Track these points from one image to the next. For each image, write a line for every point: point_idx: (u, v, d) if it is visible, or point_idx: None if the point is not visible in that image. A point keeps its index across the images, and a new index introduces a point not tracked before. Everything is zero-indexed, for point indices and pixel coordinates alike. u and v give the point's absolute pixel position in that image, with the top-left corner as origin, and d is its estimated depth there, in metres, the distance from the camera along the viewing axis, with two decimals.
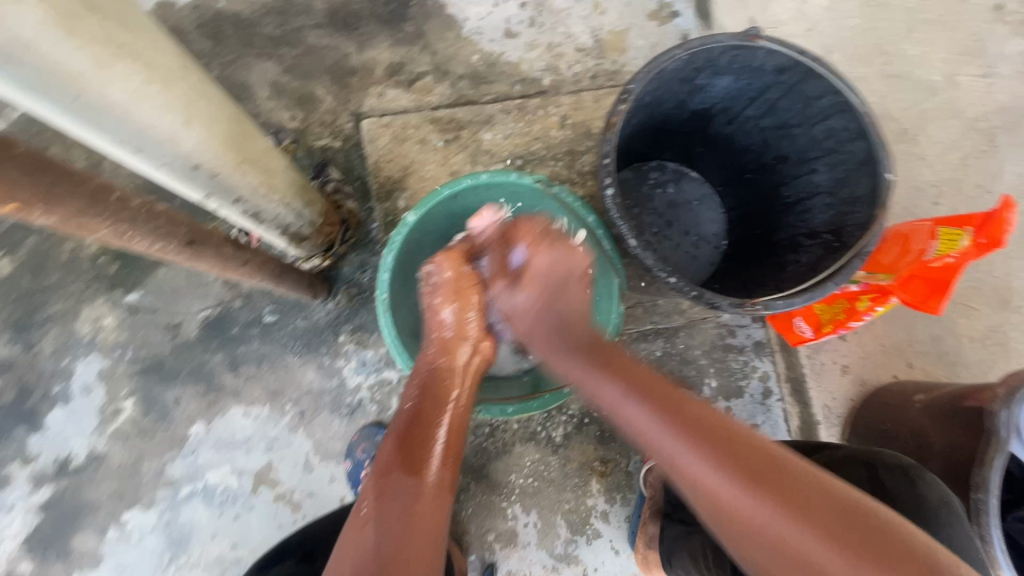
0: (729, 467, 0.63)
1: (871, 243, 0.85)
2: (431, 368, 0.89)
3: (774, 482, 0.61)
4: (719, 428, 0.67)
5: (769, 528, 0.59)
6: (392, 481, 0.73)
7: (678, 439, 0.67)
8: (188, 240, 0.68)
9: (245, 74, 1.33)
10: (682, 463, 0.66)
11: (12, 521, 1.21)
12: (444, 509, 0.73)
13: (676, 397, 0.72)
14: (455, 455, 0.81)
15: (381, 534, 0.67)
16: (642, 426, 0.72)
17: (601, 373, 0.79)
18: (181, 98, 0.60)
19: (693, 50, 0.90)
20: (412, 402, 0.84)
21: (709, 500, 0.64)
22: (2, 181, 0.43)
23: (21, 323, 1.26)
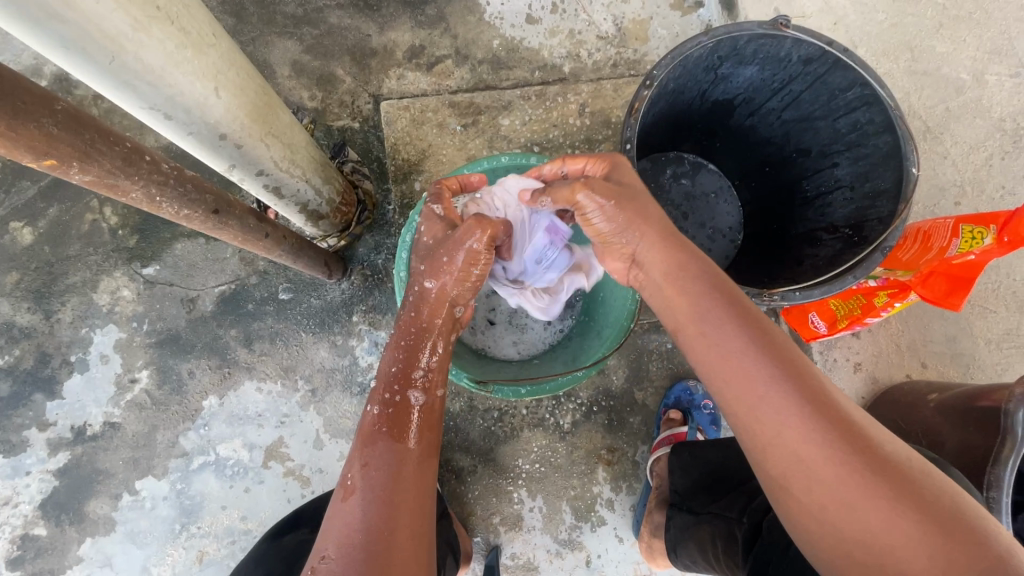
0: (819, 419, 0.56)
1: (892, 237, 0.84)
2: (420, 324, 0.78)
3: (861, 446, 0.55)
4: (810, 379, 0.59)
5: (845, 495, 0.54)
6: (378, 449, 0.67)
7: (771, 379, 0.59)
8: (213, 209, 0.70)
9: (266, 52, 1.33)
10: (760, 411, 0.59)
11: (28, 485, 1.23)
12: (429, 474, 0.68)
13: (768, 333, 0.62)
14: (438, 417, 0.75)
15: (366, 504, 0.62)
16: (722, 360, 0.62)
17: (681, 287, 0.68)
18: (212, 65, 0.61)
19: (719, 38, 0.89)
20: (398, 364, 0.75)
21: (781, 457, 0.57)
22: (42, 136, 0.45)
23: (41, 292, 1.28)
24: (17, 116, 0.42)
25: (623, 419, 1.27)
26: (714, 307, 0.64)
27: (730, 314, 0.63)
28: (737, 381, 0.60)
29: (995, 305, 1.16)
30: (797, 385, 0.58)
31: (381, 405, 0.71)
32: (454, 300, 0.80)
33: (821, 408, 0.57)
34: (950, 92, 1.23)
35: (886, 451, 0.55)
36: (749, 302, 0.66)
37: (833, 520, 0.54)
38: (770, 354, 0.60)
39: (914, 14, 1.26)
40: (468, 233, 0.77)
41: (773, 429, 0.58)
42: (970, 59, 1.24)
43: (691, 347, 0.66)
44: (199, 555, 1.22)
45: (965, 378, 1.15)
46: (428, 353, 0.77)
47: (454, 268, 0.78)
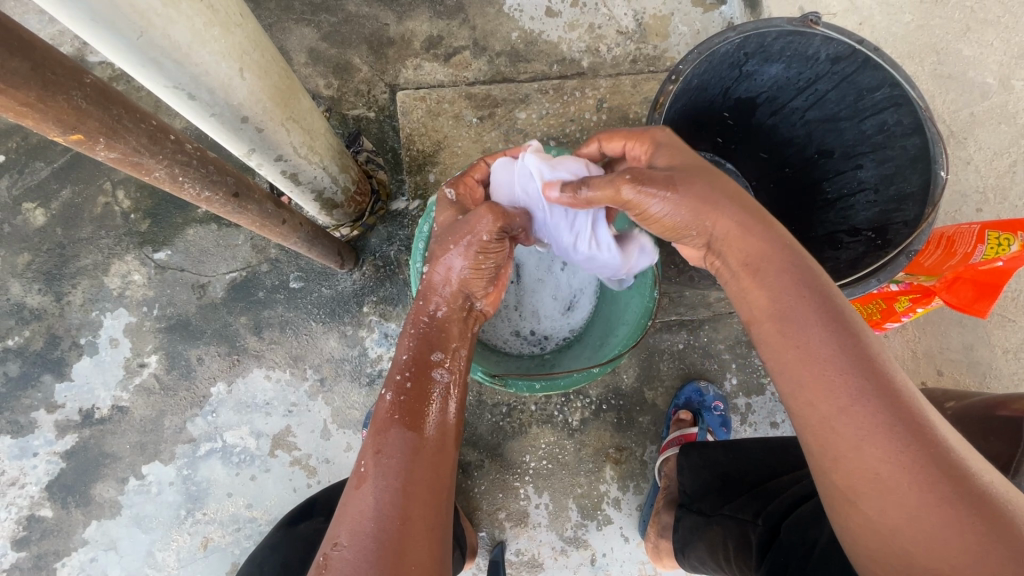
0: (900, 433, 0.52)
1: (919, 242, 0.82)
2: (430, 313, 0.76)
3: (954, 472, 0.50)
4: (902, 393, 0.54)
5: (928, 523, 0.49)
6: (394, 437, 0.64)
7: (859, 391, 0.54)
8: (234, 192, 0.69)
9: (282, 39, 1.32)
10: (840, 423, 0.54)
11: (36, 466, 1.23)
12: (447, 466, 0.65)
13: (859, 338, 0.57)
14: (456, 406, 0.71)
15: (381, 493, 0.60)
16: (803, 364, 0.57)
17: (765, 283, 0.63)
18: (238, 45, 0.60)
19: (747, 33, 0.88)
20: (410, 351, 0.73)
21: (858, 475, 0.53)
22: (70, 109, 0.44)
23: (52, 274, 1.28)
24: (47, 87, 0.41)
25: (633, 418, 1.26)
26: (800, 306, 0.59)
27: (817, 317, 0.58)
28: (818, 390, 0.56)
29: (1015, 314, 1.15)
30: (884, 399, 0.53)
31: (394, 391, 0.69)
32: (463, 285, 0.78)
33: (911, 426, 0.52)
34: (975, 96, 1.21)
35: (980, 480, 0.50)
36: (840, 301, 0.60)
37: (890, 523, 0.51)
38: (863, 363, 0.55)
39: (942, 16, 1.23)
40: (475, 223, 0.76)
41: (849, 440, 0.54)
42: (997, 64, 1.22)
43: (767, 347, 0.61)
44: (204, 541, 1.22)
45: (981, 386, 1.14)
46: (441, 339, 0.75)
47: (463, 255, 0.77)
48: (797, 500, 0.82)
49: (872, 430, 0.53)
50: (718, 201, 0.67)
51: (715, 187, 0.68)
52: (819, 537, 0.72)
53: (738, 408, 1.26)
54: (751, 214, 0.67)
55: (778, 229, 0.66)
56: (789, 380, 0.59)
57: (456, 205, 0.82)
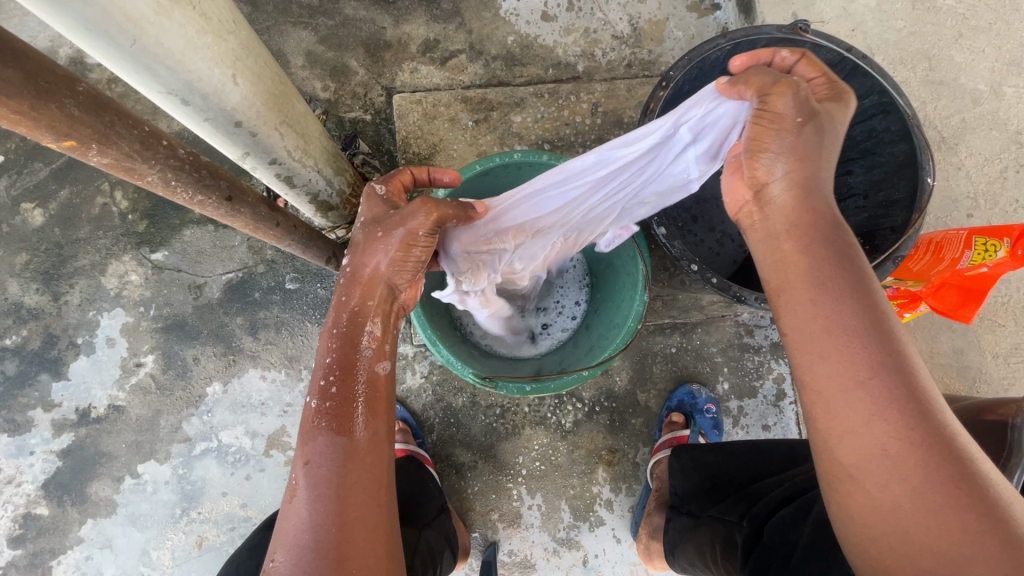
0: (916, 413, 0.51)
1: (905, 247, 0.83)
2: (350, 309, 0.71)
3: (960, 458, 0.50)
4: (920, 376, 0.53)
5: (928, 500, 0.49)
6: (319, 445, 0.62)
7: (882, 367, 0.53)
8: (227, 196, 0.70)
9: (280, 42, 1.33)
10: (856, 396, 0.53)
11: (32, 464, 1.24)
12: (383, 463, 0.64)
13: (890, 320, 0.55)
14: (386, 400, 0.69)
15: (311, 505, 0.59)
16: (828, 334, 0.55)
17: (801, 255, 0.60)
18: (231, 52, 0.62)
19: (737, 40, 0.89)
20: (332, 354, 0.68)
21: (867, 449, 0.52)
22: (63, 117, 0.45)
23: (50, 274, 1.29)
24: (40, 96, 0.42)
25: (625, 420, 1.27)
26: (834, 279, 0.57)
27: (845, 292, 0.56)
28: (842, 360, 0.54)
29: (1004, 319, 1.16)
30: (904, 380, 0.52)
31: (318, 398, 0.65)
32: (390, 275, 0.72)
33: (925, 409, 0.51)
34: (967, 102, 1.22)
35: (981, 469, 0.50)
36: (875, 283, 0.58)
37: (889, 503, 0.51)
38: (889, 341, 0.54)
39: (934, 23, 1.24)
40: (409, 215, 0.71)
41: (864, 415, 0.52)
42: (989, 70, 1.23)
43: (791, 316, 0.59)
44: (199, 540, 1.23)
45: (972, 391, 1.15)
46: (366, 335, 0.70)
47: (388, 250, 0.71)
48: (780, 501, 0.83)
49: (889, 410, 0.52)
50: (811, 151, 0.62)
51: (825, 147, 0.63)
52: (798, 540, 0.73)
53: (730, 411, 1.27)
54: (822, 176, 0.62)
55: (831, 202, 0.63)
56: (810, 352, 0.57)
57: (387, 202, 0.75)
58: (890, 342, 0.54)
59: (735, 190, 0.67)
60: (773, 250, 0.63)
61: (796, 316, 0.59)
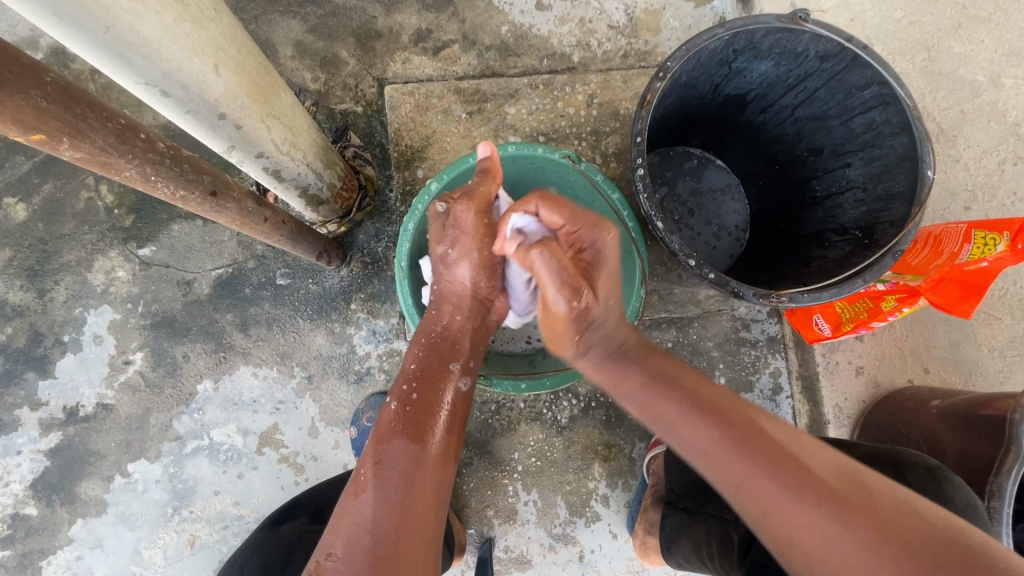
0: (787, 470, 0.57)
1: (905, 242, 0.83)
2: (441, 325, 0.85)
3: (845, 493, 0.54)
4: (767, 434, 0.61)
5: (836, 551, 0.51)
6: (395, 447, 0.67)
7: (748, 464, 0.59)
8: (211, 191, 0.68)
9: (268, 32, 1.30)
10: (738, 469, 0.59)
11: (20, 464, 1.23)
12: (446, 479, 0.69)
13: (715, 402, 0.66)
14: (456, 424, 0.75)
15: (379, 504, 0.62)
16: (689, 439, 0.65)
17: (630, 386, 0.74)
18: (212, 41, 0.59)
19: (736, 29, 0.87)
20: (418, 362, 0.80)
21: (792, 540, 0.55)
22: (29, 109, 0.43)
23: (34, 270, 1.26)
24: (3, 86, 0.40)
25: (621, 415, 1.26)
26: (663, 395, 0.70)
27: (692, 410, 0.66)
28: (720, 469, 0.61)
29: (1001, 313, 1.15)
30: (758, 443, 0.60)
31: (400, 401, 0.73)
32: (473, 287, 0.89)
33: (788, 461, 0.57)
34: (965, 93, 1.21)
35: (883, 500, 0.53)
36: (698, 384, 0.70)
37: (819, 562, 0.52)
38: (743, 434, 0.61)
39: (933, 13, 1.23)
40: (460, 220, 0.84)
41: (755, 488, 0.58)
42: (988, 61, 1.21)
43: (674, 445, 0.67)
44: (191, 539, 1.21)
45: (967, 385, 1.14)
46: (449, 350, 0.82)
47: (464, 264, 0.88)
48: None
49: (765, 473, 0.57)
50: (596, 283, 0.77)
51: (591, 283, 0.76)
52: None
53: None
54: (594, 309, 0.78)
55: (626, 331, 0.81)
56: (687, 451, 0.65)
57: (443, 216, 0.86)
58: (726, 414, 0.65)
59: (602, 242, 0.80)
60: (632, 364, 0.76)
61: (669, 421, 0.68)
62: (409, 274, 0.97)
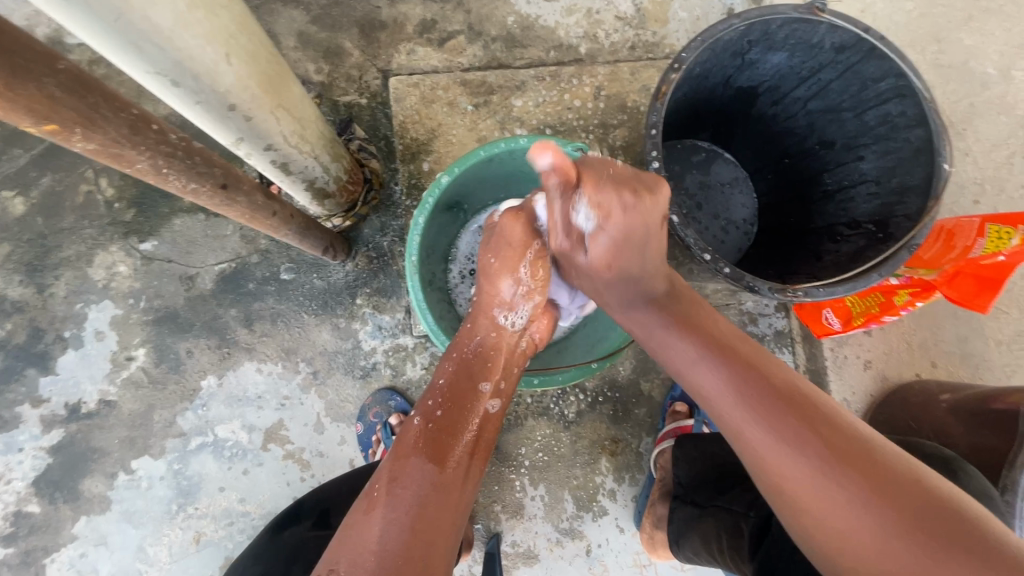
0: (801, 433, 0.56)
1: (921, 236, 0.82)
2: (477, 342, 0.84)
3: (856, 462, 0.54)
4: (786, 389, 0.60)
5: (840, 514, 0.52)
6: (413, 467, 0.65)
7: (750, 416, 0.60)
8: (221, 184, 0.67)
9: (271, 22, 1.28)
10: (755, 425, 0.59)
11: (21, 462, 1.21)
12: (462, 505, 0.66)
13: (734, 351, 0.66)
14: (480, 449, 0.73)
15: (388, 523, 0.59)
16: (708, 389, 0.65)
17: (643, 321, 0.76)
18: (225, 29, 0.58)
19: (751, 20, 0.86)
20: (446, 378, 0.79)
21: (781, 484, 0.57)
22: (43, 98, 0.41)
23: (34, 265, 1.24)
24: (17, 74, 0.39)
25: (628, 410, 1.25)
26: (683, 338, 0.70)
27: (706, 350, 0.67)
28: (726, 411, 0.62)
29: (1008, 307, 1.15)
30: (771, 400, 0.59)
31: (423, 416, 0.72)
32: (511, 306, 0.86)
33: (803, 423, 0.57)
34: (975, 86, 1.20)
35: (880, 463, 0.53)
36: (715, 329, 0.70)
37: (820, 517, 0.54)
38: (758, 380, 0.62)
39: (944, 4, 1.22)
40: (503, 231, 0.85)
41: (769, 451, 0.57)
42: (998, 53, 1.21)
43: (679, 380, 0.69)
44: (196, 536, 1.20)
45: (974, 378, 1.15)
46: (481, 370, 0.81)
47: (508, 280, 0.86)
48: None
49: (779, 433, 0.57)
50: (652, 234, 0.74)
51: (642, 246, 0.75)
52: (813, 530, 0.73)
53: None
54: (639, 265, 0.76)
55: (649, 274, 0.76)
56: (706, 392, 0.65)
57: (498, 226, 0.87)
58: (756, 360, 0.65)
59: (645, 212, 0.72)
60: (669, 312, 0.74)
61: (692, 363, 0.67)
62: (419, 269, 0.96)
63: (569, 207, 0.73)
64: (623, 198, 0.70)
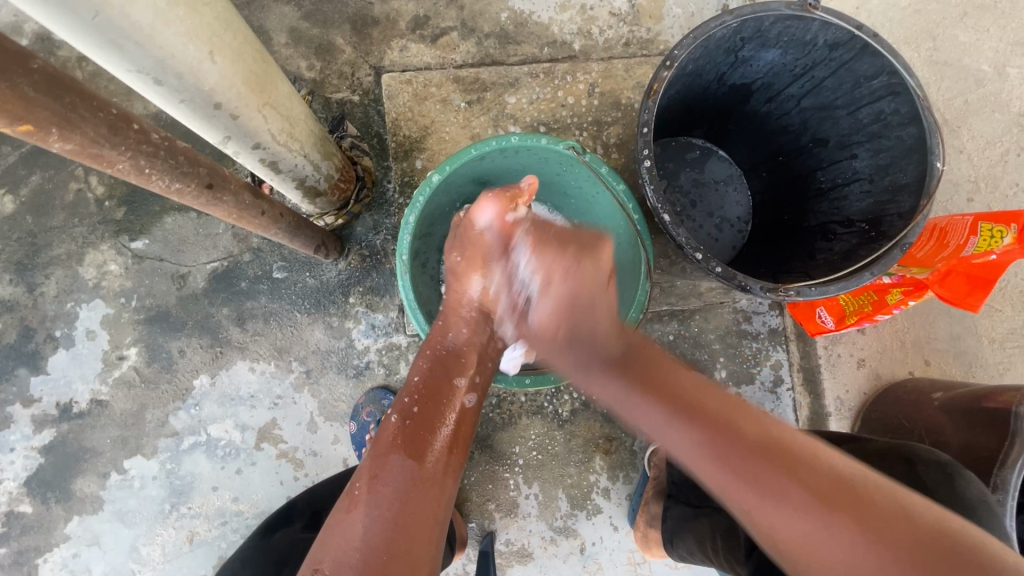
0: (798, 499, 0.54)
1: (913, 234, 0.82)
2: (451, 336, 0.83)
3: (854, 508, 0.52)
4: (767, 445, 0.58)
5: (847, 566, 0.51)
6: (394, 464, 0.65)
7: (738, 479, 0.57)
8: (207, 183, 0.66)
9: (262, 18, 1.27)
10: (748, 490, 0.57)
11: (13, 461, 1.21)
12: (445, 496, 0.66)
13: (711, 416, 0.61)
14: (460, 441, 0.73)
15: (370, 522, 0.60)
16: (695, 460, 0.61)
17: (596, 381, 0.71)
18: (207, 26, 0.57)
19: (744, 17, 0.85)
20: (423, 374, 0.78)
21: (780, 542, 0.55)
22: (16, 98, 0.41)
23: (24, 264, 1.23)
24: None
25: None
26: (650, 410, 0.65)
27: (674, 414, 0.63)
28: (710, 474, 0.59)
29: (1002, 305, 1.15)
30: (750, 460, 0.57)
31: (400, 414, 0.71)
32: (484, 302, 0.86)
33: (792, 479, 0.55)
34: (970, 84, 1.20)
35: (875, 503, 0.52)
36: (685, 388, 0.65)
37: (831, 575, 0.52)
38: (741, 455, 0.58)
39: (939, 1, 1.21)
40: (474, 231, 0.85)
41: (767, 514, 0.55)
42: (993, 50, 1.20)
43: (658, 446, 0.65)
44: (190, 536, 1.20)
45: (967, 376, 1.15)
46: (456, 364, 0.80)
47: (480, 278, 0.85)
48: None
49: (774, 495, 0.55)
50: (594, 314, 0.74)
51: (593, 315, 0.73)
52: None
53: None
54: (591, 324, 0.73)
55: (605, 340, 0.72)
56: (687, 460, 0.61)
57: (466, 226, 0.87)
58: (736, 419, 0.61)
59: (588, 276, 0.74)
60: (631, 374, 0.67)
61: (665, 431, 0.63)
62: (410, 267, 0.95)
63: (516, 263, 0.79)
64: (566, 257, 0.75)
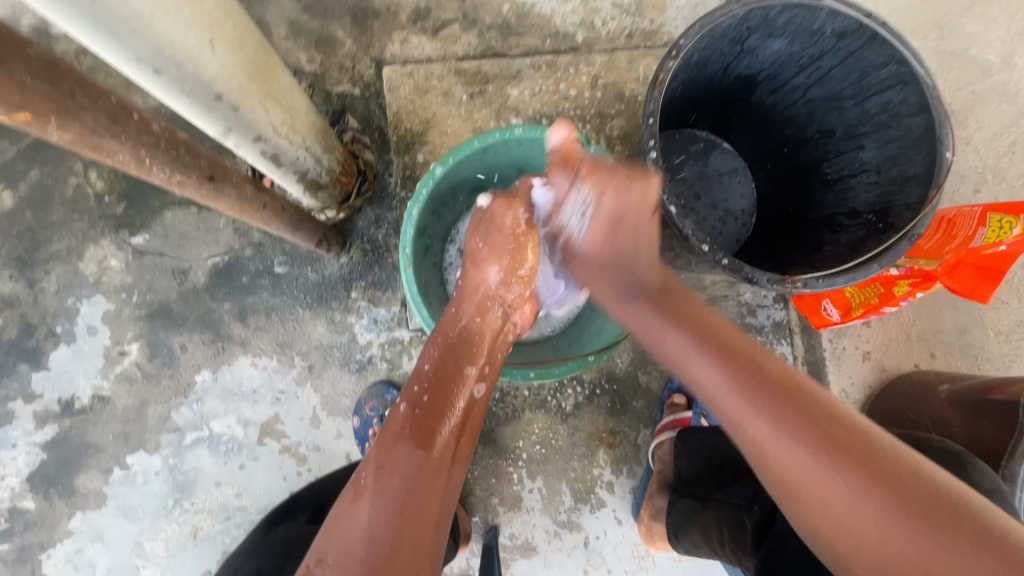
0: (808, 433, 0.55)
1: (922, 225, 0.81)
2: (462, 324, 0.83)
3: (863, 454, 0.54)
4: (786, 383, 0.60)
5: (845, 509, 0.52)
6: (400, 454, 0.64)
7: (751, 408, 0.59)
8: (208, 175, 0.65)
9: (261, 10, 1.25)
10: (761, 418, 0.58)
11: (16, 457, 1.20)
12: (449, 488, 0.66)
13: (736, 352, 0.63)
14: (467, 429, 0.73)
15: (375, 512, 0.59)
16: (713, 389, 0.62)
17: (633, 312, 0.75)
18: (207, 15, 0.56)
19: (750, 6, 0.84)
20: (432, 362, 0.77)
21: (784, 479, 0.56)
22: (14, 87, 0.40)
23: (24, 260, 1.22)
24: None
25: (626, 403, 1.25)
26: (681, 335, 0.67)
27: (700, 342, 0.65)
28: (728, 406, 0.61)
29: (1008, 297, 1.14)
30: (771, 393, 0.59)
31: (409, 402, 0.71)
32: (497, 291, 0.86)
33: (807, 418, 0.56)
34: (977, 74, 1.19)
35: (882, 455, 0.54)
36: (714, 326, 0.68)
37: (828, 512, 0.53)
38: (762, 389, 0.59)
39: None
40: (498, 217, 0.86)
41: (778, 448, 0.56)
42: (1000, 40, 1.19)
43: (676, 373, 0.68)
44: (193, 531, 1.20)
45: (972, 369, 1.14)
46: (466, 354, 0.80)
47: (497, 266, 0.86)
48: None
49: (785, 425, 0.56)
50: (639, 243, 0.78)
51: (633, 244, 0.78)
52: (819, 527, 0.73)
53: None
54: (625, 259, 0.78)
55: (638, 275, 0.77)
56: (705, 386, 0.63)
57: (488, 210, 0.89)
58: (759, 358, 0.63)
59: (635, 200, 0.77)
60: (664, 306, 0.72)
61: (688, 358, 0.66)
62: (413, 261, 0.94)
63: (569, 193, 0.81)
64: (616, 176, 0.77)
